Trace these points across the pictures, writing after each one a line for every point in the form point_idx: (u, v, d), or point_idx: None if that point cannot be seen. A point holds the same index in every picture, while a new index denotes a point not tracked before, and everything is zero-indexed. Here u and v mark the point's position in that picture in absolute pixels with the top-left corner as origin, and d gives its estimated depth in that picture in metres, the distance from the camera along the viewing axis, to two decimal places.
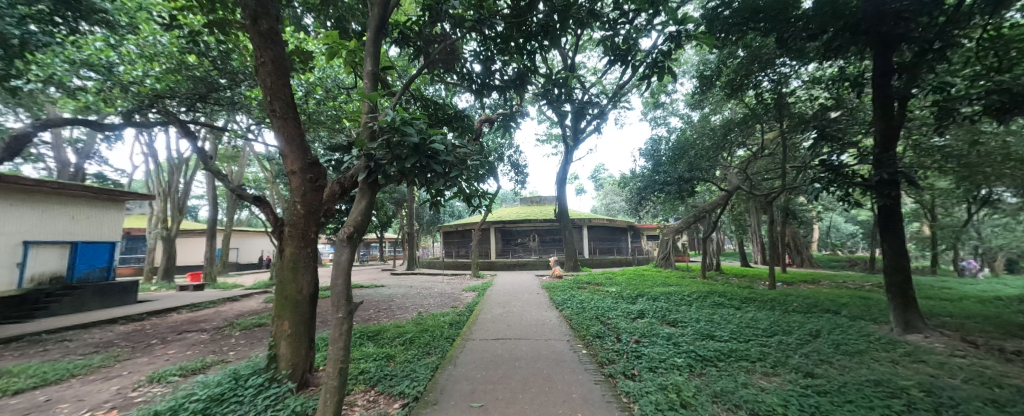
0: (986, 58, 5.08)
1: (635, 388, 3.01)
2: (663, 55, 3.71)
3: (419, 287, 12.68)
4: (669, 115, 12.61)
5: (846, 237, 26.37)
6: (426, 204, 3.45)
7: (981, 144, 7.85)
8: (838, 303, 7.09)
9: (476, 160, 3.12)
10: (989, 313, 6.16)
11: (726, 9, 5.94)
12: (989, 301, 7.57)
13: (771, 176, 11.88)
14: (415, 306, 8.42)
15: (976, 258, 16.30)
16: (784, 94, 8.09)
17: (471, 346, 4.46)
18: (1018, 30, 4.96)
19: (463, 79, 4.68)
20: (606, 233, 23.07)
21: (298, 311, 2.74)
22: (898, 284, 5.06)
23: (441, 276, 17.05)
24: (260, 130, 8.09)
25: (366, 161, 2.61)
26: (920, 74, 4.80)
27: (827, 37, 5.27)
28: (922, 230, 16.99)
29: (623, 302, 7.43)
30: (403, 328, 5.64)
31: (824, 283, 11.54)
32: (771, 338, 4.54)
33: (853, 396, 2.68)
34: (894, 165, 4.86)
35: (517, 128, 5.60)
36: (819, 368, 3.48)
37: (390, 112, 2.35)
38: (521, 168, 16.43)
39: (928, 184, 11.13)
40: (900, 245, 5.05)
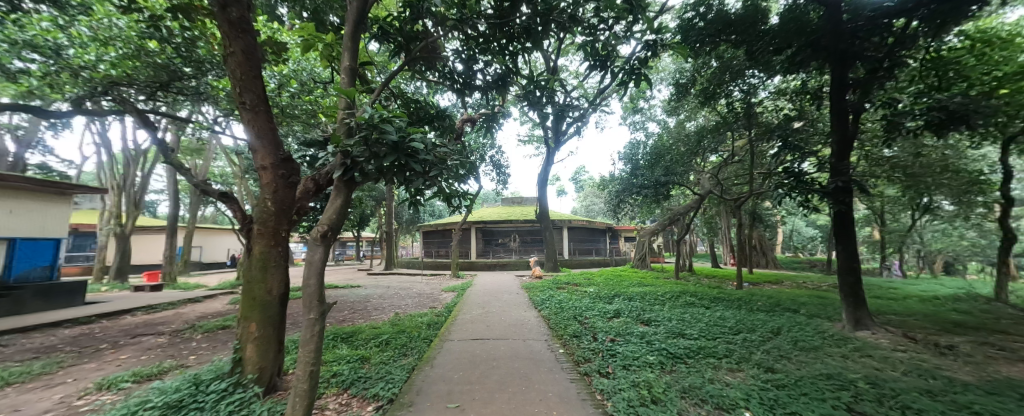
0: (927, 77, 5.57)
1: (609, 385, 3.10)
2: (641, 62, 3.85)
3: (397, 287, 12.43)
4: (647, 121, 12.99)
5: (807, 241, 28.05)
6: (404, 204, 3.45)
7: (923, 157, 8.58)
8: (798, 302, 7.56)
9: (456, 161, 3.10)
10: (927, 311, 6.76)
11: (700, 20, 6.20)
12: (930, 300, 8.25)
13: (741, 182, 12.47)
14: (393, 307, 8.26)
15: (919, 260, 17.77)
16: (753, 103, 8.52)
17: (449, 346, 4.43)
18: (956, 54, 5.46)
19: (444, 78, 4.63)
20: (585, 234, 23.60)
21: (266, 311, 2.63)
22: (849, 284, 5.44)
23: (420, 276, 16.82)
24: (229, 123, 7.70)
25: (342, 159, 2.54)
26: (872, 89, 5.19)
27: (791, 53, 5.60)
28: (873, 234, 18.34)
29: (600, 302, 7.58)
30: (379, 329, 5.53)
31: (786, 283, 12.26)
32: (736, 336, 4.78)
33: (807, 389, 2.88)
34: (849, 175, 5.27)
35: (499, 130, 5.61)
36: (779, 363, 3.70)
37: (368, 109, 2.34)
38: (502, 168, 16.45)
39: (877, 192, 12.05)
40: (852, 247, 5.42)
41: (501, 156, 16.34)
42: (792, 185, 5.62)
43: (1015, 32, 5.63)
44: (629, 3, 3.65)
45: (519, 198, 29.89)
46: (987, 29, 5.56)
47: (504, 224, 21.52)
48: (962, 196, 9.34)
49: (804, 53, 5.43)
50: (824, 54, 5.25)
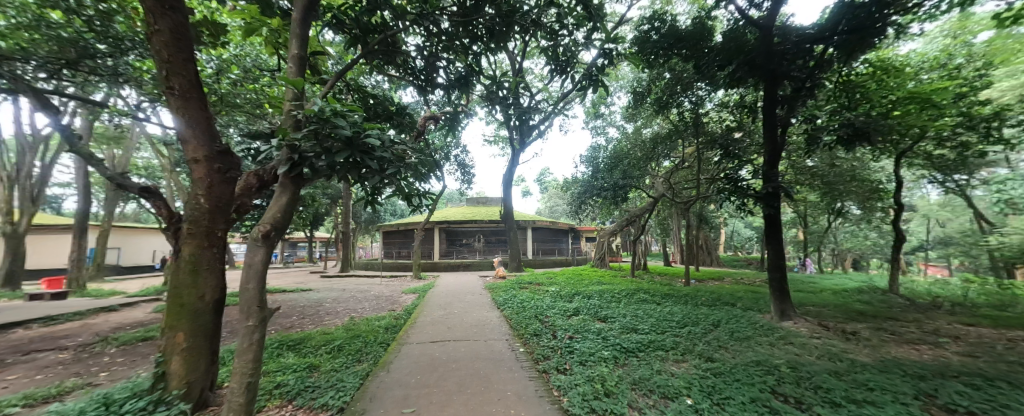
0: (840, 98, 6.38)
1: (566, 382, 3.19)
2: (598, 69, 4.03)
3: (353, 290, 11.84)
4: (608, 126, 13.54)
5: (745, 241, 31.00)
6: (360, 203, 3.32)
7: (836, 167, 9.84)
8: (735, 297, 8.32)
9: (416, 159, 3.06)
10: (838, 302, 7.75)
11: (655, 34, 6.61)
12: (841, 292, 9.48)
13: (691, 187, 13.42)
14: (348, 311, 7.85)
15: (834, 258, 20.30)
16: (700, 114, 9.23)
17: (407, 350, 4.31)
18: (861, 79, 6.31)
19: (406, 73, 4.50)
20: (548, 234, 24.09)
21: (198, 319, 2.37)
22: (777, 280, 6.06)
23: (378, 278, 16.14)
24: (156, 110, 6.84)
25: (289, 153, 2.37)
26: (796, 106, 5.84)
27: (732, 69, 6.13)
28: (798, 235, 20.68)
29: (561, 301, 7.80)
30: (331, 335, 5.23)
31: (726, 280, 13.43)
32: (682, 329, 5.14)
33: (740, 375, 3.18)
34: (777, 182, 5.87)
35: (462, 129, 5.56)
36: (718, 352, 4.05)
37: (317, 101, 2.25)
38: (467, 168, 16.31)
39: (801, 197, 13.60)
40: (779, 247, 6.02)
41: (466, 156, 16.18)
42: (731, 190, 6.32)
43: (906, 63, 6.64)
44: (588, 11, 3.79)
45: (484, 198, 29.80)
46: (885, 59, 6.50)
47: (468, 224, 21.32)
48: (867, 202, 10.82)
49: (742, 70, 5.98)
50: (758, 73, 5.82)
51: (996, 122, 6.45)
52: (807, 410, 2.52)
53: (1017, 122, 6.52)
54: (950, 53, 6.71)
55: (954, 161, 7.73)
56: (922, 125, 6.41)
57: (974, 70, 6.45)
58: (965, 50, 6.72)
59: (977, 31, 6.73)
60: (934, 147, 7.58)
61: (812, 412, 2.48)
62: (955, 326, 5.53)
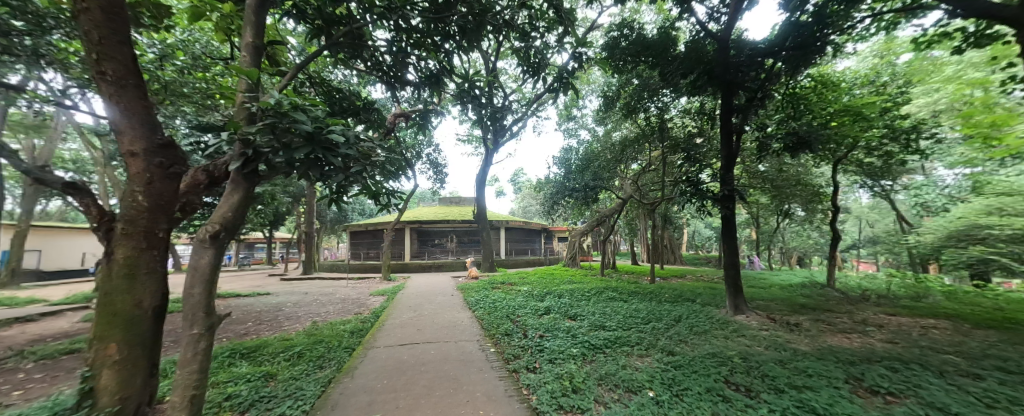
0: (787, 108, 6.93)
1: (535, 380, 3.23)
2: (569, 72, 4.11)
3: (317, 293, 11.28)
4: (580, 128, 13.83)
5: (705, 240, 32.89)
6: (324, 203, 3.16)
7: (783, 172, 10.69)
8: (696, 293, 8.80)
9: (382, 157, 3.00)
10: (785, 296, 8.41)
11: (624, 41, 6.86)
12: (788, 287, 10.30)
13: (657, 188, 14.03)
14: (310, 316, 7.46)
15: (783, 256, 22.04)
16: (665, 119, 9.67)
17: (374, 354, 4.17)
18: (806, 91, 6.89)
19: (374, 68, 4.35)
20: (521, 234, 24.23)
21: (133, 329, 2.14)
22: (732, 276, 6.45)
23: (345, 280, 15.49)
24: (85, 96, 6.14)
25: (242, 149, 2.22)
26: (749, 114, 6.27)
27: (693, 78, 6.48)
28: (752, 235, 22.28)
29: (533, 300, 7.88)
30: (291, 341, 4.95)
31: (688, 277, 14.18)
32: (647, 325, 5.36)
33: (697, 366, 3.37)
34: (732, 185, 6.27)
35: (434, 127, 5.48)
36: (678, 346, 4.27)
37: (274, 94, 2.13)
38: (440, 167, 16.05)
39: (755, 200, 14.64)
40: (733, 246, 6.42)
41: (438, 154, 15.91)
42: (692, 192, 6.70)
43: (842, 79, 7.34)
44: (559, 15, 3.86)
45: (457, 198, 29.42)
46: (825, 74, 7.14)
47: (440, 224, 20.99)
48: (810, 204, 11.84)
49: (702, 79, 6.34)
50: (716, 82, 6.18)
51: (914, 134, 7.29)
52: (754, 397, 2.72)
53: (931, 135, 7.41)
54: (878, 72, 7.50)
55: (881, 169, 8.65)
56: (856, 136, 7.11)
57: (897, 88, 7.26)
58: (890, 70, 7.54)
59: (900, 53, 7.57)
60: (865, 155, 8.44)
61: (759, 399, 2.70)
62: (881, 316, 6.18)
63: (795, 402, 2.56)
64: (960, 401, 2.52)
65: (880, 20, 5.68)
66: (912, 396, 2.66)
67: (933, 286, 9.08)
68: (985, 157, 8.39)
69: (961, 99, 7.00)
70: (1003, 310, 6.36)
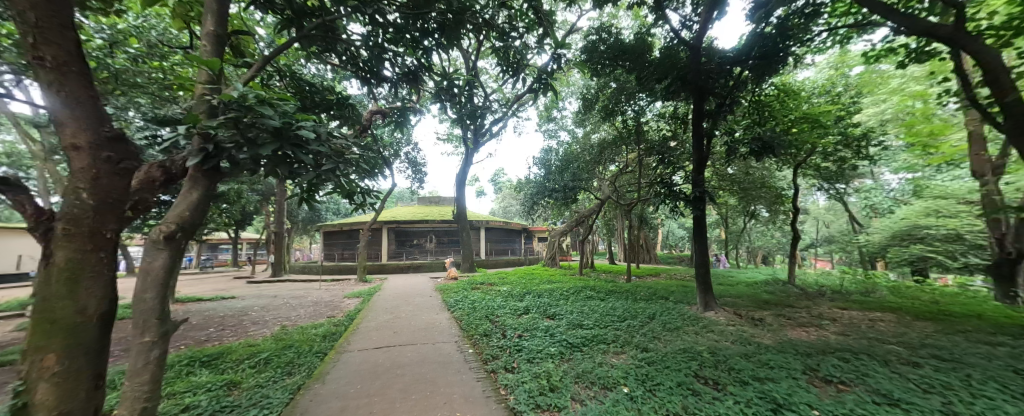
0: (754, 114, 7.31)
1: (512, 380, 3.23)
2: (548, 73, 4.14)
3: (287, 296, 10.80)
4: (559, 129, 13.98)
5: (679, 240, 34.11)
6: (296, 202, 3.04)
7: (750, 175, 11.27)
8: (669, 291, 9.10)
9: (355, 155, 2.92)
10: (750, 293, 8.87)
11: (602, 45, 7.01)
12: (754, 284, 10.86)
13: (633, 190, 14.39)
14: (279, 320, 7.13)
15: (750, 255, 23.20)
16: (642, 122, 9.95)
17: (347, 358, 4.04)
18: (770, 99, 7.29)
19: (349, 64, 4.22)
20: (501, 234, 24.21)
21: (75, 338, 1.79)
22: (702, 274, 6.72)
23: (317, 282, 14.93)
24: (21, 83, 5.58)
25: (201, 144, 2.10)
26: (718, 119, 6.54)
27: (667, 83, 6.70)
28: (721, 235, 23.34)
29: (512, 300, 7.88)
30: (257, 346, 4.72)
31: (662, 276, 14.67)
32: (623, 323, 5.49)
33: (669, 362, 3.48)
34: (703, 186, 6.53)
35: (412, 125, 5.37)
36: (652, 343, 4.40)
37: (237, 85, 2.02)
38: (418, 166, 15.78)
39: (724, 201, 15.34)
40: (704, 245, 6.69)
41: (417, 153, 15.64)
42: (666, 194, 6.94)
43: (802, 88, 7.82)
44: (539, 16, 3.88)
45: (436, 198, 29.03)
46: (787, 83, 7.58)
47: (419, 224, 20.62)
48: (774, 206, 12.54)
49: (676, 85, 6.57)
50: (689, 88, 6.41)
51: (864, 141, 7.88)
52: (722, 390, 2.85)
53: (879, 142, 8.04)
54: (834, 82, 8.05)
55: (835, 173, 9.30)
56: (814, 142, 7.59)
57: (850, 98, 7.82)
58: (844, 81, 8.11)
59: (853, 65, 8.16)
60: (823, 161, 9.04)
61: (726, 391, 2.82)
62: (835, 310, 6.64)
63: (759, 394, 2.70)
64: (901, 388, 2.74)
65: (836, 33, 6.10)
66: (861, 384, 2.87)
67: (880, 282, 9.84)
68: (925, 163, 9.19)
69: (904, 109, 7.65)
70: (938, 303, 6.99)
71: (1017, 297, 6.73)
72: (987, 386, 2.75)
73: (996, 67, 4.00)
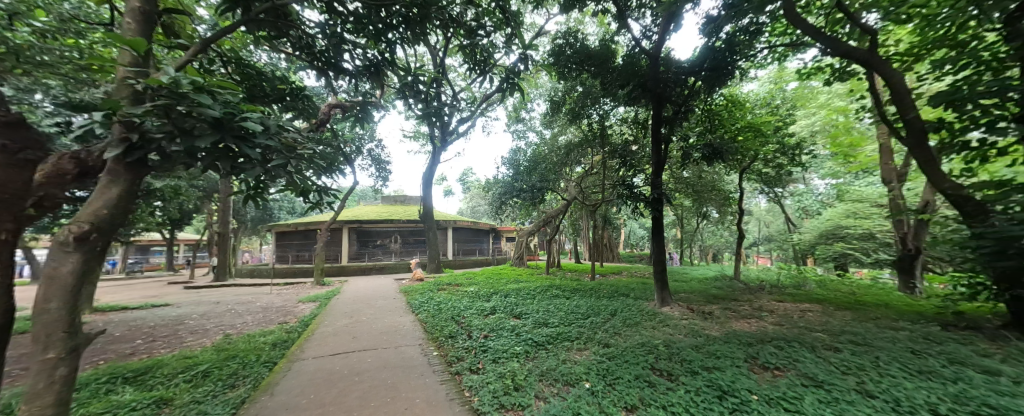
0: (706, 122, 7.85)
1: (477, 381, 3.20)
2: (515, 74, 4.17)
3: (232, 302, 9.91)
4: (528, 130, 14.10)
5: (639, 240, 35.82)
6: (241, 200, 2.80)
7: (702, 178, 12.09)
8: (630, 288, 9.50)
9: (310, 151, 2.76)
10: (702, 288, 9.50)
11: (568, 49, 7.21)
12: (705, 280, 11.66)
13: (597, 191, 14.86)
14: (221, 328, 6.52)
15: (702, 253, 24.88)
16: (606, 126, 10.30)
17: (300, 367, 3.78)
18: (720, 108, 7.87)
19: (304, 53, 3.96)
20: (468, 234, 23.97)
21: None
22: (659, 272, 7.08)
23: (268, 286, 13.88)
24: None
25: (125, 134, 1.88)
26: (674, 125, 6.93)
27: (629, 89, 7.00)
28: (677, 234, 24.84)
29: (479, 301, 7.83)
30: (195, 358, 4.28)
31: (624, 273, 15.30)
32: (586, 320, 5.65)
33: (628, 356, 3.64)
34: (661, 189, 6.87)
35: (374, 121, 5.16)
36: (613, 338, 4.58)
37: (169, 69, 1.83)
38: (382, 164, 15.20)
39: (680, 202, 16.33)
40: (661, 244, 7.05)
41: (381, 150, 15.06)
42: (627, 195, 7.25)
43: (747, 100, 8.53)
44: (506, 15, 3.89)
45: (401, 197, 28.13)
46: (735, 95, 8.23)
47: (382, 224, 19.86)
48: (723, 207, 13.56)
49: (637, 91, 6.88)
50: (649, 94, 6.74)
51: (798, 150, 8.76)
52: (675, 381, 3.03)
53: (810, 151, 8.97)
54: (774, 96, 8.87)
55: (775, 178, 10.24)
56: (757, 149, 8.30)
57: (787, 110, 8.66)
58: (782, 95, 8.95)
59: (789, 81, 9.04)
60: (764, 167, 9.91)
61: (678, 381, 3.00)
62: (774, 303, 7.30)
63: (707, 382, 2.89)
64: (825, 370, 3.07)
65: (775, 51, 6.72)
66: (793, 369, 3.17)
67: (810, 276, 10.98)
68: (846, 170, 10.40)
69: (830, 122, 8.60)
70: (856, 294, 7.93)
71: (915, 287, 7.81)
72: (891, 365, 3.17)
73: (900, 89, 4.62)
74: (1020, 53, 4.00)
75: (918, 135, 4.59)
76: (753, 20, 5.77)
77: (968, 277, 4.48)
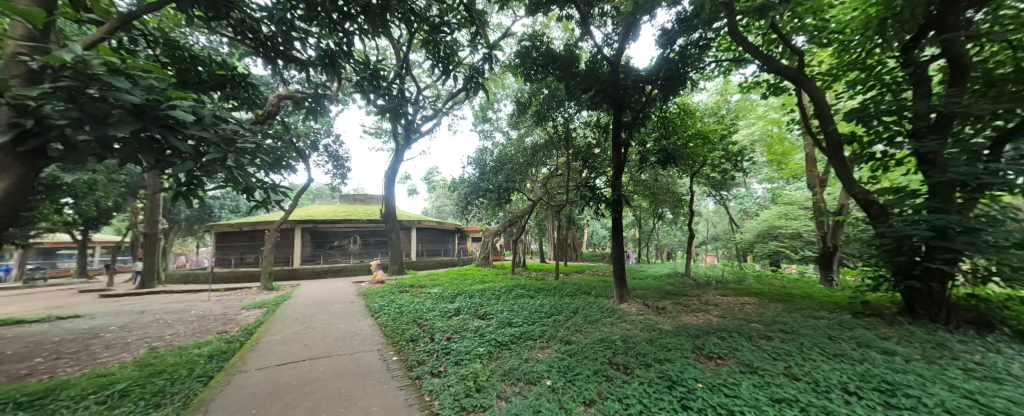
0: (661, 128, 8.32)
1: (439, 384, 3.14)
2: (479, 73, 4.14)
3: (162, 311, 8.87)
4: (494, 131, 14.09)
5: (601, 240, 37.16)
6: (169, 198, 2.52)
7: (658, 181, 12.81)
8: (591, 286, 9.81)
9: (252, 144, 2.57)
10: (657, 285, 10.06)
11: (534, 51, 7.33)
12: (661, 278, 12.35)
13: (562, 192, 15.18)
14: (147, 341, 5.82)
15: (659, 252, 26.34)
16: (571, 129, 10.55)
17: (242, 379, 3.48)
18: (674, 116, 8.39)
19: (247, 39, 3.66)
20: (433, 235, 23.41)
21: None
22: (618, 270, 7.37)
23: (206, 292, 12.60)
24: None
25: (20, 121, 1.69)
26: (633, 130, 7.27)
27: (591, 95, 7.25)
28: (636, 234, 26.09)
29: (443, 302, 7.68)
30: (112, 376, 3.78)
31: (586, 272, 15.76)
32: (549, 319, 5.75)
33: (588, 352, 3.75)
34: (621, 190, 7.17)
35: (329, 115, 4.87)
36: (574, 336, 4.71)
37: (76, 48, 1.66)
38: (340, 160, 14.41)
39: (639, 204, 17.16)
40: (621, 244, 7.35)
41: (339, 146, 14.28)
42: (589, 196, 7.50)
43: (698, 109, 9.18)
44: (471, 14, 3.85)
45: (361, 196, 26.85)
46: (687, 104, 8.82)
47: (340, 224, 18.85)
48: (677, 209, 14.46)
49: (599, 96, 7.15)
50: (609, 100, 7.02)
51: (741, 157, 9.58)
52: (629, 373, 3.18)
53: (750, 158, 9.86)
54: (721, 106, 9.62)
55: (721, 182, 11.12)
56: (706, 155, 8.95)
57: (732, 120, 9.45)
58: (728, 105, 9.75)
59: (734, 93, 9.85)
60: (712, 171, 10.71)
61: (633, 374, 3.16)
62: (719, 297, 7.91)
63: (659, 374, 3.07)
64: (758, 357, 3.40)
65: (722, 65, 7.30)
66: (732, 357, 3.46)
67: (751, 272, 12.03)
68: (780, 176, 11.56)
69: (767, 132, 9.50)
70: (787, 287, 8.82)
71: (834, 280, 8.85)
72: (813, 350, 3.57)
73: (821, 105, 5.21)
74: (912, 78, 4.67)
75: (835, 146, 5.22)
76: (702, 35, 6.24)
77: (873, 271, 5.15)
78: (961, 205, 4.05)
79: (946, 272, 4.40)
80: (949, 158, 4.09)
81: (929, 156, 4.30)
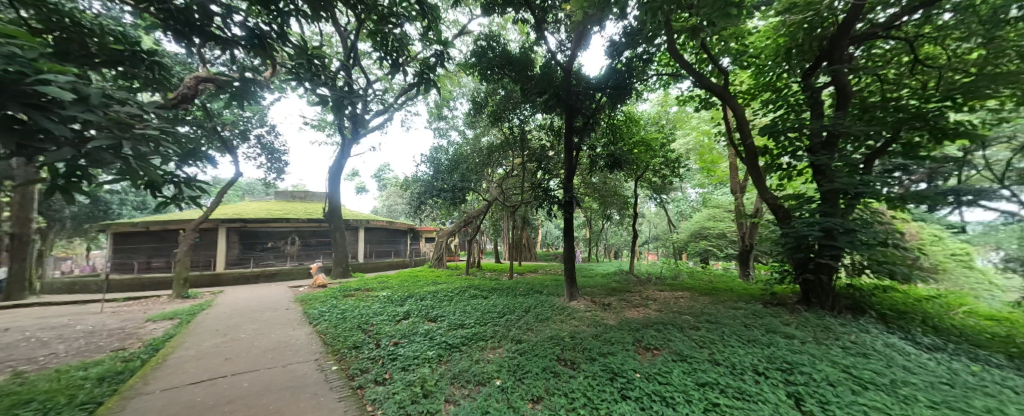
0: (610, 134, 8.78)
1: (383, 392, 2.98)
2: (430, 68, 4.01)
3: (36, 328, 7.34)
4: (449, 129, 13.80)
5: (554, 240, 38.23)
6: (44, 194, 2.10)
7: (607, 184, 13.47)
8: (543, 285, 10.05)
9: (156, 131, 2.24)
10: (605, 282, 10.62)
11: (490, 51, 7.32)
12: (607, 275, 13.03)
13: (517, 192, 15.34)
14: (12, 365, 4.77)
15: (607, 251, 27.79)
16: (527, 131, 10.68)
17: (141, 404, 2.98)
18: (621, 122, 8.90)
19: (156, 9, 3.17)
20: (382, 235, 22.24)
21: None
22: (569, 269, 7.63)
23: (100, 304, 10.69)
24: None
25: None
26: (583, 135, 7.59)
27: (545, 98, 7.42)
28: (586, 234, 27.23)
29: (392, 306, 7.33)
30: None
31: (540, 272, 16.09)
32: (502, 319, 5.78)
33: (538, 350, 3.83)
34: (573, 192, 7.43)
35: (260, 102, 4.38)
36: (524, 334, 4.77)
37: None
38: (276, 153, 13.09)
39: (590, 205, 17.91)
40: (572, 243, 7.63)
41: (274, 137, 12.97)
42: (543, 197, 7.66)
43: (642, 117, 9.83)
44: (422, 7, 3.73)
45: (302, 193, 24.70)
46: (632, 113, 9.42)
47: (275, 224, 17.13)
48: (624, 211, 15.37)
49: (552, 100, 7.37)
50: (562, 104, 7.25)
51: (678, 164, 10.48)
52: (576, 369, 3.30)
53: (685, 165, 10.80)
54: (662, 116, 10.41)
55: (662, 186, 12.06)
56: (649, 160, 9.62)
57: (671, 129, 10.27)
58: (667, 116, 10.60)
59: (673, 104, 10.71)
60: (654, 177, 11.56)
61: (579, 369, 3.29)
62: (658, 292, 8.56)
63: (602, 367, 3.23)
64: (687, 346, 3.73)
65: (662, 78, 7.91)
66: (665, 347, 3.77)
67: (686, 268, 13.18)
68: (710, 182, 12.84)
69: (699, 142, 10.50)
70: (715, 282, 9.82)
71: (750, 274, 10.04)
72: (732, 337, 4.01)
73: (742, 120, 5.88)
74: (811, 101, 5.45)
75: (752, 157, 5.93)
76: (646, 50, 6.73)
77: (779, 266, 5.93)
78: (843, 210, 4.84)
79: (832, 266, 5.21)
80: (836, 170, 4.85)
81: (821, 168, 5.07)
